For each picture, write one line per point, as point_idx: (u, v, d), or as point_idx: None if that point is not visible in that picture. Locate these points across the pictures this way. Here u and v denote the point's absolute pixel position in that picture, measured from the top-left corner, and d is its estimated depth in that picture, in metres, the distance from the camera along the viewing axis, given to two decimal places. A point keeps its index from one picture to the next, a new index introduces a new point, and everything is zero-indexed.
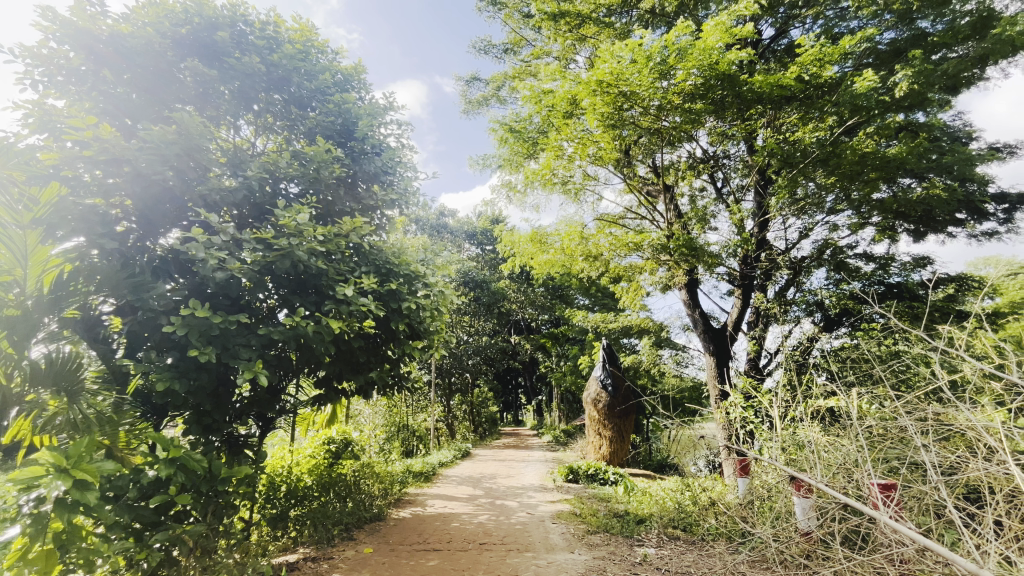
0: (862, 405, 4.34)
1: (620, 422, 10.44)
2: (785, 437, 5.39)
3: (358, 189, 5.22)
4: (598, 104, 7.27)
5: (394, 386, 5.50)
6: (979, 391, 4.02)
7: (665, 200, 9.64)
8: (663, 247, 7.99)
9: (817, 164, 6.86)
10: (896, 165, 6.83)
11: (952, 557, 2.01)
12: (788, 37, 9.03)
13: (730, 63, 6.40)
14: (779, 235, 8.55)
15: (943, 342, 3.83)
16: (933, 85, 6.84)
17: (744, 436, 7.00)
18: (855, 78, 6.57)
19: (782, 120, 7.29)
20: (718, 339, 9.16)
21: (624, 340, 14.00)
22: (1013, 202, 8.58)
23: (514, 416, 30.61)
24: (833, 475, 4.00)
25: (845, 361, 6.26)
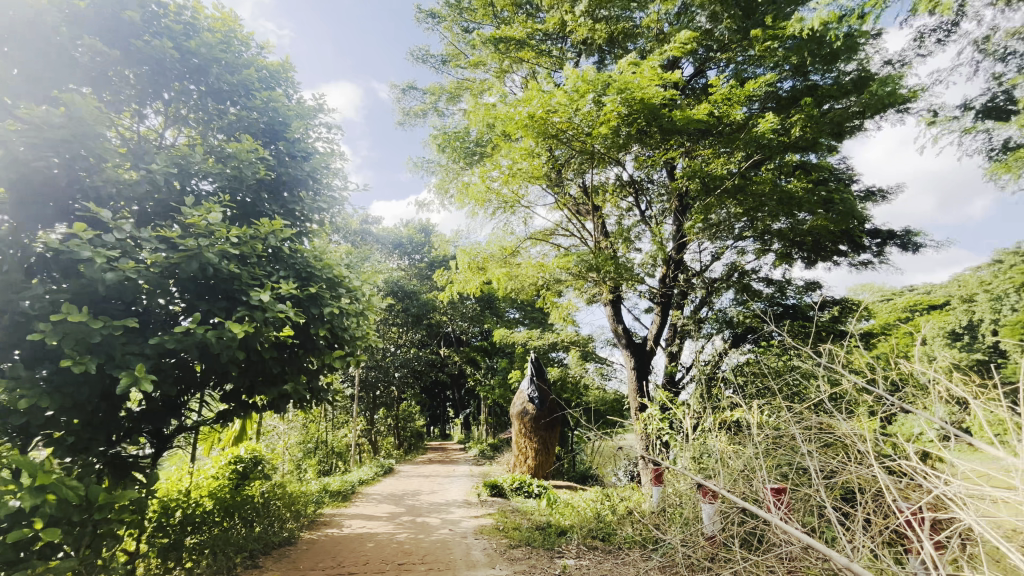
0: (760, 415, 4.76)
1: (546, 435, 10.58)
2: (696, 447, 5.74)
3: (283, 191, 4.97)
4: (533, 122, 7.49)
5: (311, 399, 5.19)
6: (854, 402, 4.55)
7: (594, 219, 10.07)
8: (590, 265, 8.31)
9: (728, 198, 7.72)
10: (794, 199, 7.61)
11: (830, 554, 2.22)
12: (705, 76, 9.91)
13: (656, 95, 6.83)
14: (695, 257, 9.22)
15: (826, 358, 4.31)
16: (823, 130, 7.76)
17: (659, 446, 7.36)
18: (759, 120, 7.29)
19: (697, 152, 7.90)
20: (638, 354, 9.62)
21: (552, 353, 14.30)
22: (884, 238, 9.89)
23: (441, 431, 30.05)
24: (734, 481, 4.32)
25: (748, 376, 6.82)
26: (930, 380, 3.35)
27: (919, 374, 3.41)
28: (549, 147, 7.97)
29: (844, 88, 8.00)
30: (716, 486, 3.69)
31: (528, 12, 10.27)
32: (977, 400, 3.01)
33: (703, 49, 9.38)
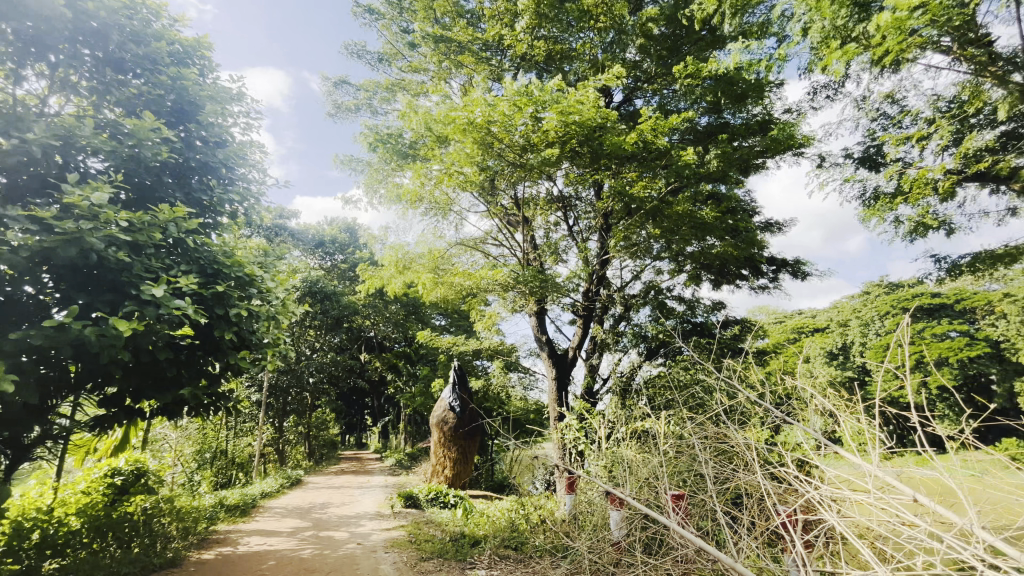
0: (666, 426, 5.06)
1: (465, 444, 10.50)
2: (608, 456, 5.97)
3: (191, 177, 4.57)
4: (469, 131, 7.51)
5: (210, 406, 4.76)
6: (746, 414, 4.98)
7: (523, 231, 10.25)
8: (517, 276, 8.43)
9: (648, 218, 8.20)
10: (706, 225, 8.24)
11: (719, 555, 2.40)
12: (632, 105, 10.53)
13: (589, 116, 7.12)
14: (616, 274, 9.69)
15: (725, 374, 4.69)
16: (733, 165, 8.52)
17: (575, 455, 7.57)
18: (679, 150, 7.84)
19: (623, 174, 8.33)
20: (560, 364, 9.87)
21: (476, 361, 14.27)
22: (779, 265, 10.99)
23: (356, 440, 28.76)
24: (640, 488, 4.55)
25: (659, 388, 7.25)
26: (809, 395, 3.76)
27: (801, 389, 3.81)
28: (484, 157, 8.02)
29: (751, 129, 8.86)
30: (623, 493, 3.86)
31: (469, 21, 10.32)
32: (845, 414, 3.42)
33: (633, 79, 9.97)
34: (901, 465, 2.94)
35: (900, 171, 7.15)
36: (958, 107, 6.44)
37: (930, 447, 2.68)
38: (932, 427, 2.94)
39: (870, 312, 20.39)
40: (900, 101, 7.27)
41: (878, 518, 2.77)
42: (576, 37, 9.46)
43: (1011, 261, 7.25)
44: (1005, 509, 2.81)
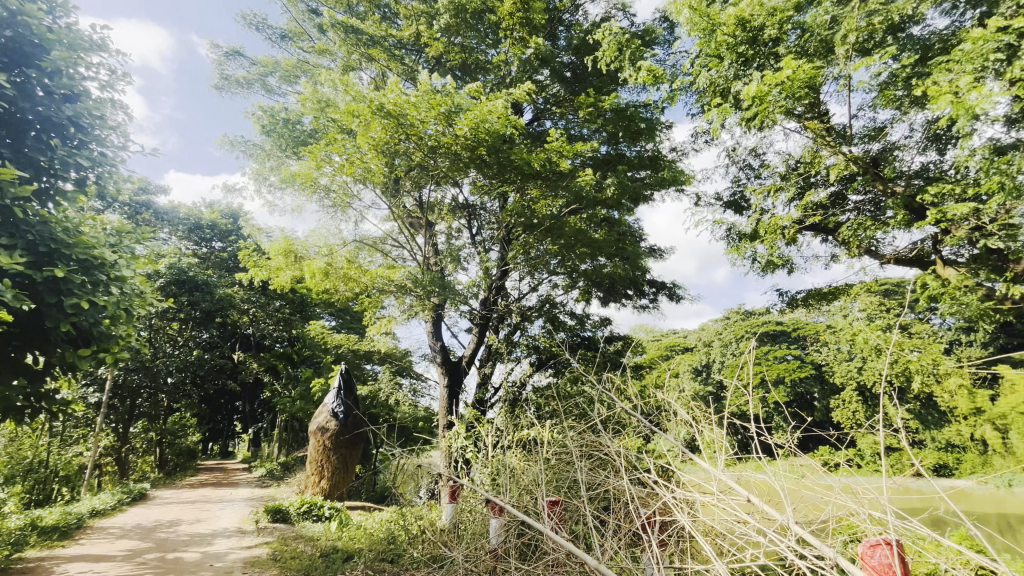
0: (549, 435, 5.26)
1: (346, 452, 9.92)
2: (493, 464, 6.04)
3: (26, 132, 3.88)
4: (377, 125, 7.26)
5: (29, 409, 3.99)
6: (621, 424, 5.36)
7: (425, 235, 10.10)
8: (416, 280, 8.26)
9: (547, 234, 8.53)
10: (599, 246, 8.81)
11: (582, 557, 2.55)
12: (541, 125, 10.96)
13: (499, 129, 7.27)
14: (514, 285, 9.95)
15: (605, 387, 5.01)
16: (625, 194, 9.24)
17: (461, 464, 7.56)
18: (579, 173, 8.29)
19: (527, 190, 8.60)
20: (452, 371, 9.83)
21: (365, 365, 13.66)
22: (658, 287, 12.09)
23: (220, 448, 25.83)
24: (519, 496, 4.67)
25: (546, 398, 7.52)
26: (673, 408, 4.16)
27: (668, 402, 4.22)
28: (390, 156, 7.78)
29: (643, 163, 9.71)
30: (502, 500, 3.93)
31: (385, 15, 10.04)
32: (701, 425, 3.86)
33: (542, 100, 10.41)
34: (741, 470, 3.36)
35: (758, 216, 8.29)
36: (803, 167, 7.66)
37: (763, 453, 3.12)
38: (766, 436, 3.43)
39: (729, 335, 23.22)
40: (761, 156, 8.45)
41: (719, 517, 3.15)
42: (492, 51, 9.65)
43: (833, 298, 8.72)
44: (814, 506, 3.35)
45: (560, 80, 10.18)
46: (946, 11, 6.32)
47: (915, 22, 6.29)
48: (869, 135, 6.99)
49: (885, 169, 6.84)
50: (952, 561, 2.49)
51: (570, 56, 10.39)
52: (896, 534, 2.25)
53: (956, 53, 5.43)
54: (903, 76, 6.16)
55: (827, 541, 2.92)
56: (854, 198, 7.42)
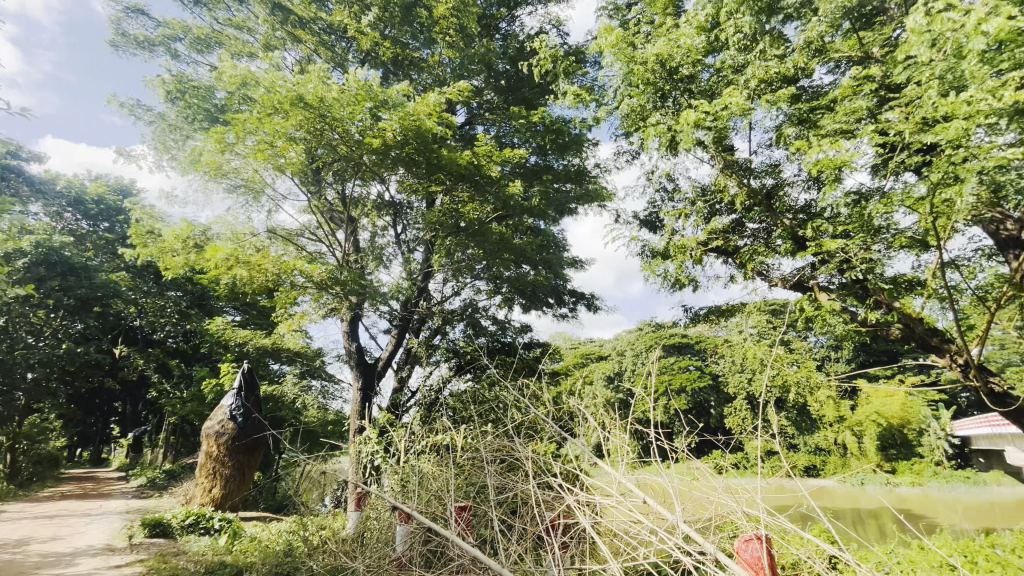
0: (463, 440, 5.24)
1: (243, 459, 9.15)
2: (404, 470, 5.88)
3: None
4: (298, 111, 6.86)
5: None
6: (535, 430, 5.47)
7: (347, 230, 9.69)
8: (333, 278, 7.88)
9: (473, 239, 8.52)
10: (523, 254, 8.97)
11: (485, 561, 2.56)
12: (472, 129, 11.00)
13: (430, 130, 7.18)
14: (438, 288, 9.84)
15: (521, 393, 5.10)
16: (550, 204, 9.51)
17: (371, 470, 7.28)
18: (508, 181, 8.40)
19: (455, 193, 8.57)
20: (367, 374, 9.47)
21: (272, 365, 12.77)
22: (578, 297, 12.54)
23: (91, 454, 22.77)
24: (428, 502, 4.59)
25: (463, 403, 7.48)
26: (583, 414, 4.32)
27: (578, 408, 4.38)
28: (313, 144, 7.40)
29: (569, 176, 10.07)
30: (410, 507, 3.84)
31: None
32: (606, 431, 4.05)
33: (475, 105, 10.47)
34: (639, 473, 3.57)
35: (669, 235, 8.91)
36: (711, 194, 8.36)
37: (660, 457, 3.35)
38: (664, 442, 3.67)
39: (640, 345, 24.66)
40: (675, 180, 9.10)
41: (617, 519, 3.31)
42: (427, 49, 9.54)
43: (730, 315, 9.58)
44: (701, 506, 3.62)
45: (495, 87, 10.30)
46: (831, 69, 7.30)
47: (806, 75, 7.15)
48: (765, 171, 7.79)
49: (777, 202, 7.67)
50: (810, 553, 2.80)
51: (505, 64, 10.55)
52: (767, 531, 2.51)
53: (836, 107, 6.27)
54: (794, 121, 6.98)
55: (709, 539, 3.19)
56: (750, 226, 8.20)
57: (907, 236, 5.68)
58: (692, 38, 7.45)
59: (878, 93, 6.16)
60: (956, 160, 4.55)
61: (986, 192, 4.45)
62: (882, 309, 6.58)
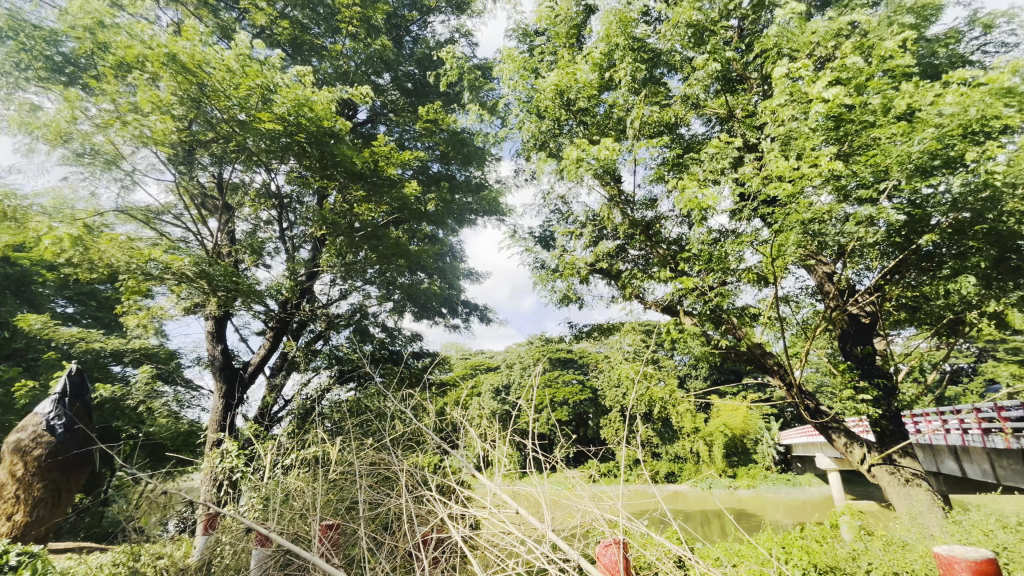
0: (338, 453, 4.90)
1: (60, 479, 7.58)
2: (267, 488, 5.31)
3: None
4: (168, 78, 6.06)
5: None
6: (417, 443, 5.30)
7: (221, 219, 8.69)
8: (199, 269, 6.95)
9: (365, 240, 8.13)
10: (418, 261, 8.76)
11: None
12: (374, 128, 10.61)
13: (326, 121, 6.75)
14: (324, 290, 9.24)
15: (404, 405, 4.93)
16: (449, 213, 9.45)
17: (227, 488, 6.46)
18: (407, 185, 8.19)
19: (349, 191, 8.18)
20: (232, 379, 8.47)
21: (110, 367, 10.88)
22: (471, 310, 12.55)
23: None
24: (291, 521, 4.19)
25: (342, 414, 7.01)
26: (465, 427, 4.30)
27: (461, 421, 4.35)
28: (186, 117, 6.54)
29: (470, 188, 10.12)
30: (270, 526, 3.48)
31: None
32: (487, 443, 4.07)
33: (378, 104, 10.14)
34: (514, 484, 3.63)
35: (560, 254, 9.34)
36: (599, 220, 8.97)
37: (534, 468, 3.46)
38: (539, 453, 3.79)
39: (527, 358, 25.39)
40: (569, 204, 9.61)
41: (489, 530, 3.32)
42: (329, 38, 9.05)
43: (610, 333, 10.27)
44: (570, 515, 3.78)
45: (401, 89, 10.09)
46: (704, 122, 8.32)
47: (683, 123, 8.07)
48: (645, 204, 8.59)
49: (655, 233, 8.48)
50: (660, 554, 3.05)
51: (412, 68, 10.40)
52: (623, 536, 2.71)
53: (706, 155, 7.13)
54: (673, 163, 7.81)
55: (574, 546, 3.33)
56: (632, 253, 8.89)
57: (754, 273, 6.59)
58: (589, 73, 8.02)
59: (738, 147, 7.12)
60: (791, 211, 5.41)
61: (810, 239, 5.37)
62: (733, 334, 7.52)
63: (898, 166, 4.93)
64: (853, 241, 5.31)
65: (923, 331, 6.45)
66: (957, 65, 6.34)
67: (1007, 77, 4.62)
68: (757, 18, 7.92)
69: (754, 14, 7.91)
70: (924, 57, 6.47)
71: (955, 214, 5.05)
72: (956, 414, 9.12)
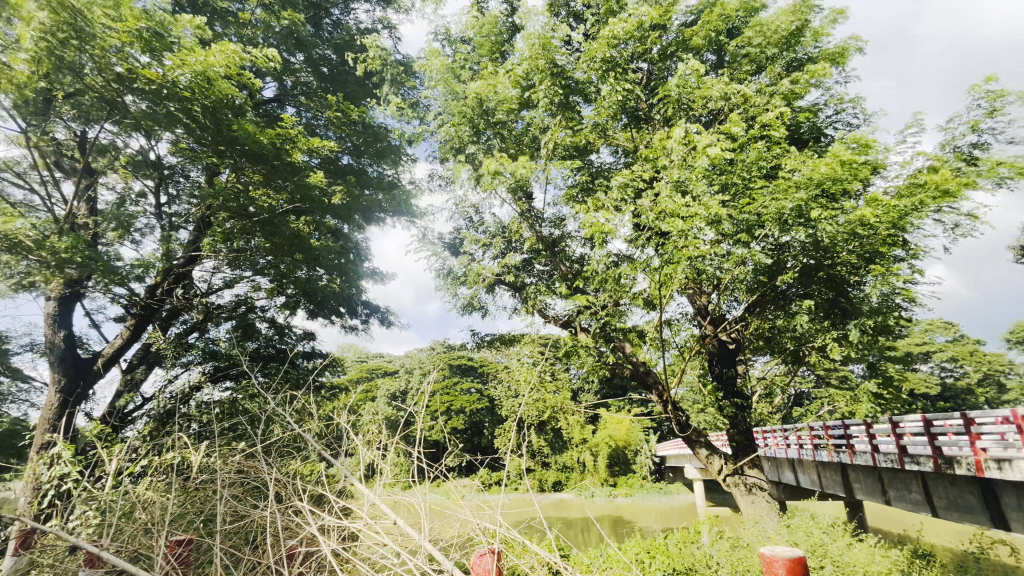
0: (203, 460, 4.40)
1: None
2: (110, 499, 4.61)
3: None
4: (27, 11, 5.11)
5: None
6: (296, 449, 4.93)
7: (81, 184, 7.49)
8: (43, 239, 5.88)
9: (258, 227, 7.46)
10: (317, 255, 8.20)
11: None
12: (281, 108, 9.88)
13: (225, 92, 6.14)
14: (204, 277, 8.32)
15: (285, 408, 4.57)
16: (356, 208, 9.04)
17: (56, 499, 5.48)
18: (312, 173, 7.70)
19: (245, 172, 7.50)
20: (75, 372, 7.26)
21: None
22: (371, 311, 12.03)
23: None
24: (135, 537, 3.66)
25: (211, 416, 6.31)
26: (350, 433, 4.09)
27: (347, 426, 4.13)
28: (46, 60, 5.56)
29: (381, 185, 9.79)
30: (105, 542, 3.01)
31: None
32: (372, 452, 3.91)
33: (288, 83, 9.48)
34: (395, 494, 3.52)
35: (468, 262, 9.36)
36: (509, 232, 9.14)
37: (418, 478, 3.39)
38: (425, 462, 3.72)
39: (427, 364, 24.93)
40: (481, 213, 9.68)
41: (363, 543, 3.17)
42: (237, 3, 8.30)
43: (510, 344, 10.45)
44: (450, 525, 3.74)
45: (315, 71, 9.54)
46: (612, 152, 8.89)
47: (593, 151, 8.57)
48: (553, 222, 8.94)
49: (559, 250, 8.85)
50: (534, 563, 3.14)
51: (329, 51, 9.89)
52: (498, 545, 2.76)
53: (610, 183, 7.63)
54: (581, 186, 8.23)
55: (451, 556, 3.31)
56: (537, 267, 9.19)
57: (644, 296, 7.14)
58: (510, 89, 8.22)
59: (638, 180, 7.70)
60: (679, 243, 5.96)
61: (693, 270, 5.95)
62: (622, 351, 8.05)
63: (770, 217, 5.71)
64: (727, 276, 5.99)
65: (775, 358, 7.44)
66: (815, 135, 7.47)
67: (849, 151, 5.53)
68: (663, 66, 8.70)
69: (661, 61, 8.68)
70: (791, 126, 7.54)
71: (803, 260, 5.92)
72: (795, 431, 10.58)
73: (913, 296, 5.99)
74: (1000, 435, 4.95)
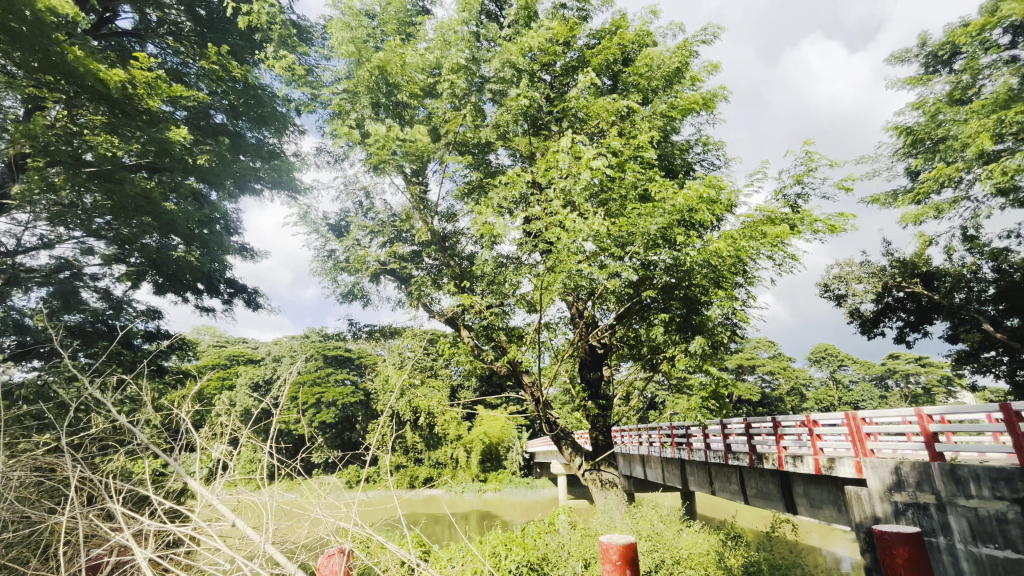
0: None
1: None
2: None
3: None
4: None
5: None
6: (118, 445, 4.19)
7: None
8: None
9: (94, 179, 6.25)
10: (171, 222, 7.07)
11: None
12: (141, 46, 8.45)
13: (62, 9, 5.02)
14: (12, 231, 6.77)
15: (109, 397, 3.87)
16: (226, 174, 8.04)
17: None
18: (172, 126, 6.66)
19: (81, 112, 6.23)
20: None
21: None
22: (235, 290, 10.74)
23: None
24: None
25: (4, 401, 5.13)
26: (187, 427, 3.59)
27: (186, 418, 3.63)
28: None
29: (259, 152, 8.85)
30: None
31: None
32: (213, 448, 3.47)
33: (152, 19, 8.15)
34: (237, 494, 3.16)
35: (352, 248, 8.87)
36: (399, 222, 8.83)
37: (267, 475, 3.07)
38: (275, 459, 3.38)
39: (298, 352, 23.06)
40: (370, 197, 9.21)
41: (191, 549, 2.79)
42: None
43: (390, 336, 10.10)
44: (297, 527, 3.45)
45: (188, 11, 8.32)
46: (508, 154, 9.06)
47: (490, 150, 8.63)
48: (446, 216, 8.83)
49: (449, 245, 8.76)
50: (386, 561, 3.03)
51: None
52: (349, 545, 2.61)
53: (505, 184, 7.76)
54: (477, 184, 8.27)
55: (295, 559, 3.06)
56: (425, 261, 8.99)
57: (526, 299, 7.38)
58: (415, 74, 7.96)
59: (533, 186, 7.94)
60: (563, 252, 6.27)
61: (573, 279, 6.30)
62: (501, 351, 8.21)
63: (642, 237, 6.21)
64: (602, 287, 6.43)
65: (636, 364, 8.17)
66: (686, 167, 8.38)
67: (709, 186, 6.25)
68: (565, 80, 9.08)
69: (563, 75, 9.06)
70: (668, 155, 8.37)
71: (666, 278, 6.53)
72: (647, 430, 11.73)
73: (746, 318, 6.99)
74: (798, 436, 5.98)
